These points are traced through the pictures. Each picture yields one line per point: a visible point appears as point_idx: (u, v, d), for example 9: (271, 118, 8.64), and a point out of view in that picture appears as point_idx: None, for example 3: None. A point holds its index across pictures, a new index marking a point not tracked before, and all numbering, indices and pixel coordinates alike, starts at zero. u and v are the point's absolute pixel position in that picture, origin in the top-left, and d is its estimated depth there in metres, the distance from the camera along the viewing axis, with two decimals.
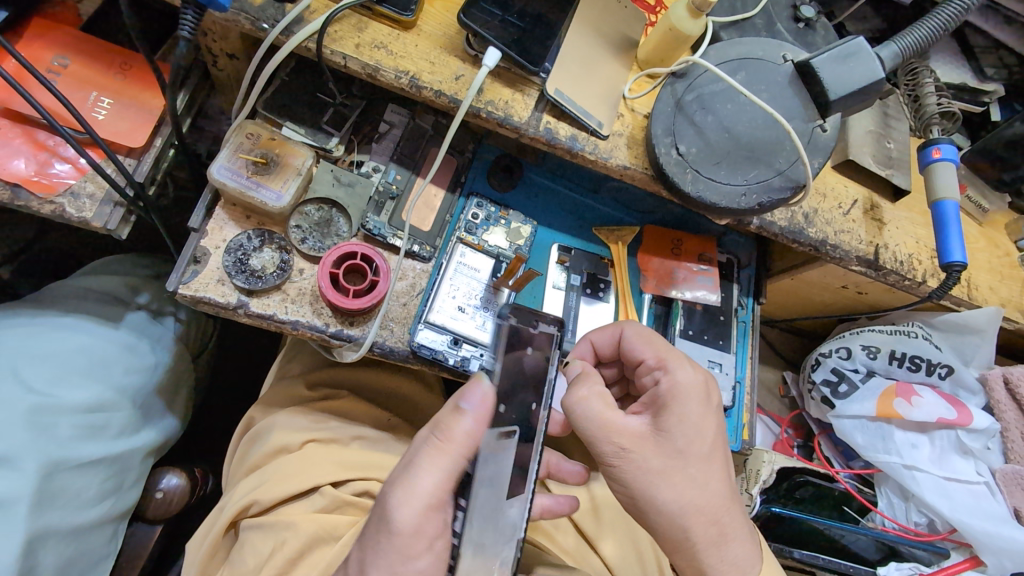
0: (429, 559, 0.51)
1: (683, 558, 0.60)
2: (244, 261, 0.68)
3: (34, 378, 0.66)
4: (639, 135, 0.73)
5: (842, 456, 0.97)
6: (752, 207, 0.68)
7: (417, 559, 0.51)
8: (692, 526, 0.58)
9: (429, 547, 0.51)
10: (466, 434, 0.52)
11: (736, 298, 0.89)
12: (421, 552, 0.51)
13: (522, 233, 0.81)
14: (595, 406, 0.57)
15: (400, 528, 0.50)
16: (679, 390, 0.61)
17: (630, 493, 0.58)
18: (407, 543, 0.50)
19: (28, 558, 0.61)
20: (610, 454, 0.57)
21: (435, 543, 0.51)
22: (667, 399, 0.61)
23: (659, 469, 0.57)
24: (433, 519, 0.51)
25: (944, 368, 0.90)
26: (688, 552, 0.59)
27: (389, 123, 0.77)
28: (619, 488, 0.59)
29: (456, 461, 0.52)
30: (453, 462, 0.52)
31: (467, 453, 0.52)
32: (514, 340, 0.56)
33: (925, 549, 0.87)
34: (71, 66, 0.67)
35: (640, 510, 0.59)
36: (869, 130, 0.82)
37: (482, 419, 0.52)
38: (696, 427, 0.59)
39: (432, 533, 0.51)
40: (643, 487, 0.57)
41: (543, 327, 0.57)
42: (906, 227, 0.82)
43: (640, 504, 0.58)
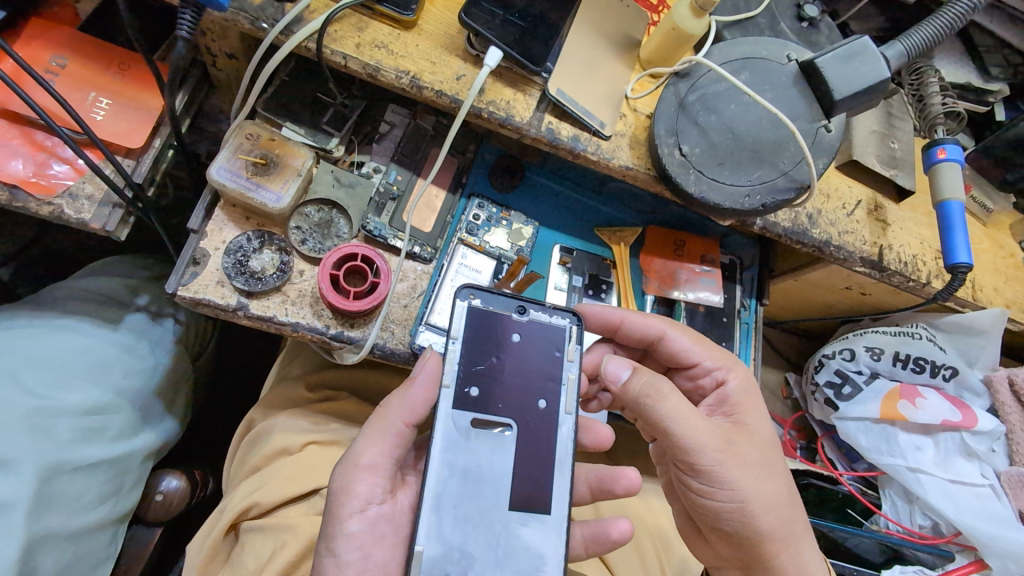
0: (359, 522, 0.56)
1: (780, 561, 0.60)
2: (244, 263, 0.67)
3: (32, 380, 0.66)
4: (642, 135, 0.73)
5: (845, 458, 0.97)
6: (756, 207, 0.68)
7: (346, 520, 0.56)
8: (789, 520, 0.60)
9: (360, 509, 0.56)
10: (401, 401, 0.59)
11: (739, 299, 0.88)
12: (350, 513, 0.56)
13: (524, 234, 0.80)
14: (685, 405, 0.57)
15: (334, 485, 0.57)
16: (745, 388, 0.66)
17: (739, 495, 0.58)
18: (337, 501, 0.56)
19: (27, 562, 0.60)
20: (715, 455, 0.57)
21: (366, 507, 0.56)
22: (738, 396, 0.65)
23: (761, 463, 0.60)
24: (364, 481, 0.56)
25: (948, 370, 0.89)
26: (789, 550, 0.60)
27: (390, 123, 0.77)
28: (726, 493, 0.58)
29: (392, 426, 0.58)
30: (389, 428, 0.58)
31: (404, 420, 0.59)
32: (499, 324, 0.60)
33: (929, 552, 0.86)
34: (69, 67, 0.66)
35: (745, 514, 0.58)
36: (873, 131, 0.82)
37: (420, 388, 0.59)
38: (768, 418, 0.65)
39: (361, 494, 0.56)
40: (751, 484, 0.58)
41: (533, 312, 0.61)
42: (911, 228, 0.82)
43: (749, 507, 0.58)
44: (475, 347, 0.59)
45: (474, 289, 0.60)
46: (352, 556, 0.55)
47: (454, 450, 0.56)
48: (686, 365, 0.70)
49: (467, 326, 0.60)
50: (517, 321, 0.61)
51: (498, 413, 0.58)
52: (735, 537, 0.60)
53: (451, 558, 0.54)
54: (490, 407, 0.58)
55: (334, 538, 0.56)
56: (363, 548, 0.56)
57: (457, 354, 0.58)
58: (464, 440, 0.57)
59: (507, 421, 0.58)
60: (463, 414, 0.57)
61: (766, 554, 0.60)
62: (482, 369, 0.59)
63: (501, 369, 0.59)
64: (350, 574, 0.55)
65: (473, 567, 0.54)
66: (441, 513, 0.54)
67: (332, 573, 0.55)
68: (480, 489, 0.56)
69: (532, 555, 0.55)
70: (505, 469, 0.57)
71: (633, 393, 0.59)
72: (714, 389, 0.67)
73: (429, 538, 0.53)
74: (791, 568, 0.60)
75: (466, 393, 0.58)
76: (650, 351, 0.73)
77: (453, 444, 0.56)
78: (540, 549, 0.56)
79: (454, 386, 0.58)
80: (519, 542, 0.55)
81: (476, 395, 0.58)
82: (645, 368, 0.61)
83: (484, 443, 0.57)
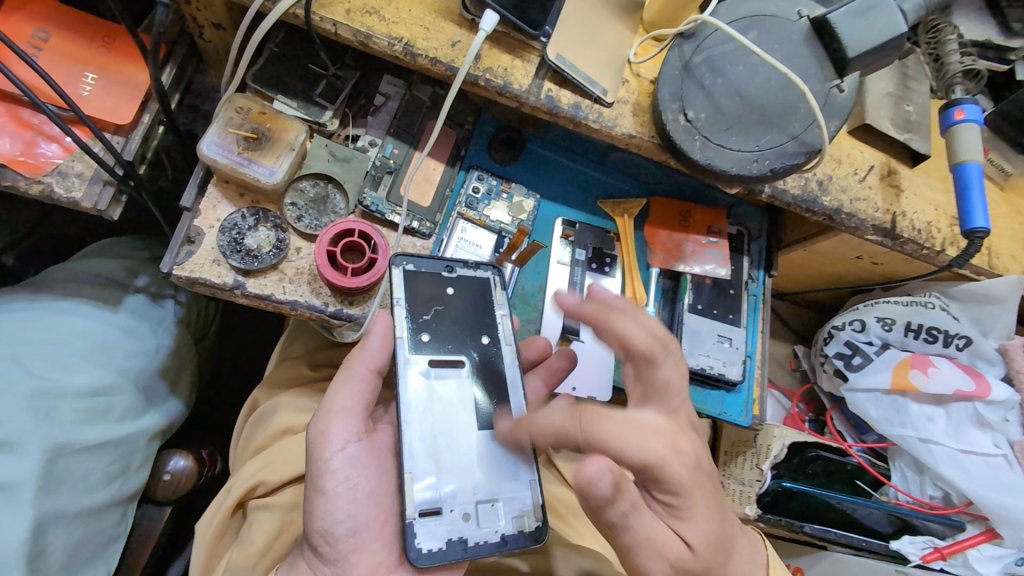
0: (342, 460, 0.57)
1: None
2: (239, 241, 0.66)
3: (34, 363, 0.66)
4: (645, 102, 0.70)
5: (855, 431, 0.95)
6: (764, 173, 0.65)
7: (330, 460, 0.56)
8: None
9: (341, 448, 0.57)
10: (360, 352, 0.59)
11: (746, 271, 0.87)
12: (334, 453, 0.56)
13: (525, 207, 0.78)
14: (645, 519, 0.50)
15: (311, 433, 0.57)
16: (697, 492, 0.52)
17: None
18: (316, 446, 0.57)
19: (37, 541, 0.61)
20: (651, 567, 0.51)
21: (347, 445, 0.57)
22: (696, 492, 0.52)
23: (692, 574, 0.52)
24: (340, 424, 0.57)
25: (962, 339, 0.87)
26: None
27: (385, 95, 0.74)
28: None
29: (358, 372, 0.59)
30: (355, 375, 0.58)
31: (367, 365, 0.59)
32: (433, 279, 0.64)
33: (939, 522, 0.85)
34: (52, 40, 0.65)
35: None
36: (887, 93, 0.79)
37: (377, 336, 0.60)
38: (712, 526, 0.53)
39: (339, 436, 0.57)
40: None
41: (460, 270, 0.65)
42: (925, 193, 0.79)
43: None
44: (415, 302, 0.63)
45: (408, 256, 0.64)
46: (342, 489, 0.56)
47: (418, 388, 0.59)
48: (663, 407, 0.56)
49: (405, 287, 0.63)
50: (448, 278, 0.65)
51: (450, 351, 0.62)
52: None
53: (441, 476, 0.58)
54: (443, 348, 0.62)
55: (320, 478, 0.56)
56: (350, 481, 0.57)
57: (403, 307, 0.62)
58: (425, 379, 0.60)
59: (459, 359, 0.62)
60: (421, 357, 0.61)
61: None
62: (429, 318, 0.62)
63: (444, 319, 0.63)
64: (343, 505, 0.56)
65: (464, 479, 0.58)
66: (422, 440, 0.58)
67: (324, 510, 0.56)
68: (453, 413, 0.60)
69: (509, 464, 0.60)
70: (467, 395, 0.61)
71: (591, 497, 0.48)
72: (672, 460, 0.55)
73: (414, 462, 0.57)
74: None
75: (417, 339, 0.61)
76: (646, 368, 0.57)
77: (417, 381, 0.60)
78: (517, 458, 0.60)
79: (409, 335, 0.61)
80: (498, 456, 0.60)
81: (427, 340, 0.62)
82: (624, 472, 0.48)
83: (446, 378, 0.61)
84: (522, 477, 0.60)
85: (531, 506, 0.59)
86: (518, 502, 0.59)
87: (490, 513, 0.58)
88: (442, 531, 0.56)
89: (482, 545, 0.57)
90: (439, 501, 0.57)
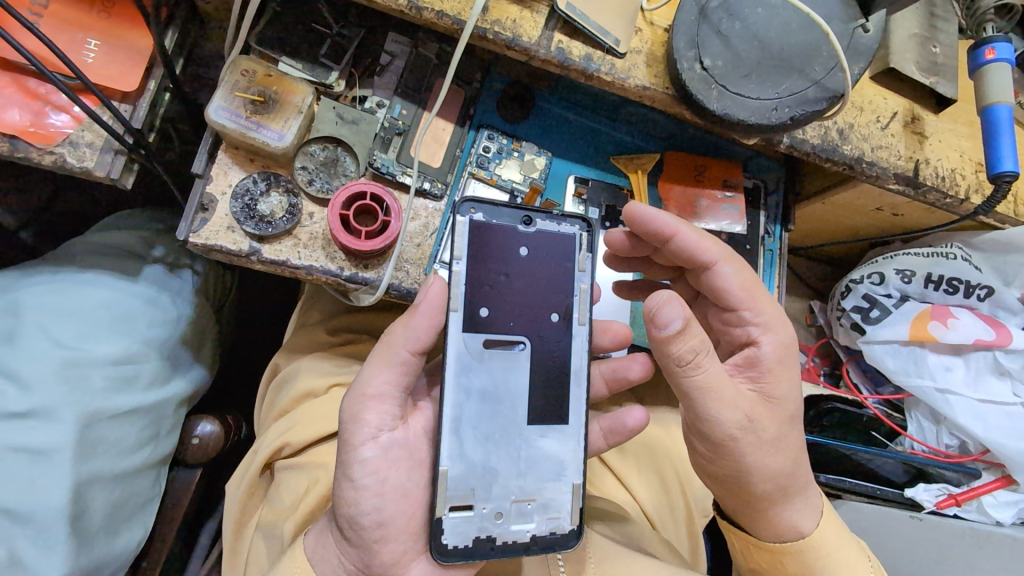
0: (373, 449, 0.54)
1: (767, 518, 0.60)
2: (252, 207, 0.66)
3: (62, 333, 0.68)
4: (659, 51, 0.67)
5: (870, 383, 0.96)
6: (784, 121, 0.63)
7: (359, 447, 0.54)
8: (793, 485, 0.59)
9: (373, 436, 0.55)
10: (404, 328, 0.55)
11: (763, 225, 0.85)
12: (362, 441, 0.54)
13: (536, 165, 0.77)
14: (716, 377, 0.55)
15: (344, 414, 0.56)
16: (780, 353, 0.60)
17: (744, 467, 0.57)
18: (348, 430, 0.55)
19: (78, 502, 0.64)
20: (731, 432, 0.56)
21: (378, 434, 0.55)
22: (771, 365, 0.60)
23: (773, 441, 0.58)
24: (374, 411, 0.55)
25: (983, 290, 0.86)
26: (778, 514, 0.59)
27: (391, 54, 0.73)
28: (729, 462, 0.57)
29: (397, 355, 0.56)
30: (394, 356, 0.56)
31: (408, 348, 0.56)
32: (503, 238, 0.58)
33: (954, 469, 0.84)
34: (52, 6, 0.63)
35: (745, 479, 0.58)
36: (913, 33, 0.75)
37: (423, 315, 0.55)
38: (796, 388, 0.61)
39: (372, 423, 0.55)
40: (760, 461, 0.57)
41: (539, 222, 0.59)
42: (951, 139, 0.76)
43: (752, 475, 0.57)
44: (480, 264, 0.58)
45: (476, 204, 0.58)
46: (368, 481, 0.54)
47: (466, 372, 0.57)
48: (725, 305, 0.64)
49: (468, 243, 0.58)
50: (524, 233, 0.59)
51: (509, 331, 0.58)
52: (728, 489, 0.60)
53: (475, 474, 0.56)
54: (502, 326, 0.58)
55: (348, 464, 0.54)
56: (380, 472, 0.54)
57: (463, 275, 0.57)
58: (478, 362, 0.57)
59: (520, 339, 0.59)
60: (475, 336, 0.57)
61: (757, 511, 0.59)
62: (489, 289, 0.58)
63: (508, 287, 0.58)
64: (369, 498, 0.53)
65: (498, 479, 0.57)
66: (462, 434, 0.56)
67: (352, 498, 0.54)
68: (498, 406, 0.57)
69: (553, 463, 0.58)
70: (518, 385, 0.58)
71: (673, 353, 0.53)
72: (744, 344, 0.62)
73: (451, 457, 0.55)
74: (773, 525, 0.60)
75: (477, 313, 0.57)
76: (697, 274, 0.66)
77: (466, 367, 0.57)
78: (561, 457, 0.59)
79: (463, 310, 0.57)
80: (540, 453, 0.58)
81: (485, 315, 0.58)
82: (695, 329, 0.53)
83: (498, 362, 0.58)
84: (560, 479, 0.58)
85: (568, 509, 0.58)
86: (553, 505, 0.58)
87: (522, 515, 0.57)
88: (470, 529, 0.55)
89: (510, 545, 0.56)
90: (471, 500, 0.56)
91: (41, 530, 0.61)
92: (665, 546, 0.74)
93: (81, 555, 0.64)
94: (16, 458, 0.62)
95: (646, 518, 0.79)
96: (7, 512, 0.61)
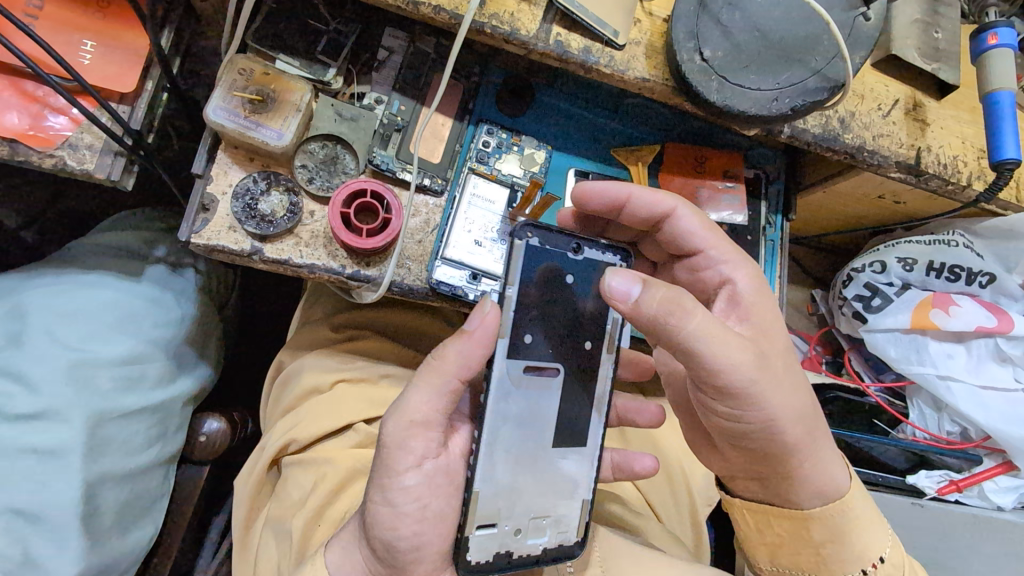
0: (416, 476, 0.54)
1: (801, 475, 0.58)
2: (253, 206, 0.66)
3: (67, 335, 0.68)
4: (658, 42, 0.67)
5: (872, 370, 0.96)
6: (784, 112, 0.63)
7: (402, 474, 0.54)
8: (810, 428, 0.57)
9: (416, 463, 0.54)
10: (456, 355, 0.54)
11: (764, 216, 0.85)
12: (406, 468, 0.54)
13: (537, 159, 0.77)
14: (708, 320, 0.52)
15: (387, 440, 0.54)
16: (756, 286, 0.60)
17: (769, 415, 0.55)
18: (392, 455, 0.54)
19: (89, 501, 0.64)
20: (748, 377, 0.53)
21: (422, 461, 0.54)
22: (750, 296, 0.59)
23: (780, 379, 0.56)
24: (418, 437, 0.54)
25: (985, 277, 0.86)
26: (811, 463, 0.58)
27: (388, 49, 0.72)
28: (756, 413, 0.55)
29: (447, 381, 0.54)
30: (445, 383, 0.54)
31: (458, 375, 0.54)
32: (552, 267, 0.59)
33: (956, 456, 0.87)
34: (47, 8, 0.63)
35: (773, 432, 0.56)
36: (915, 19, 0.74)
37: (477, 342, 0.54)
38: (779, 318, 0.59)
39: (417, 451, 0.54)
40: (781, 402, 0.54)
41: (587, 252, 0.60)
42: (952, 126, 0.76)
43: (778, 425, 0.55)
44: (525, 289, 0.58)
45: (533, 228, 0.57)
46: (409, 507, 0.54)
47: (506, 399, 0.57)
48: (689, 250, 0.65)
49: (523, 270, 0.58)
50: (572, 261, 0.60)
51: (549, 358, 0.59)
52: (755, 453, 0.58)
53: (502, 495, 0.57)
54: (543, 353, 0.58)
55: (389, 490, 0.54)
56: (420, 499, 0.54)
57: (514, 300, 0.57)
58: (518, 388, 0.57)
59: (556, 366, 0.60)
60: (517, 362, 0.57)
61: (789, 468, 0.57)
62: (535, 317, 0.58)
63: (552, 314, 0.59)
64: (408, 524, 0.54)
65: (522, 498, 0.57)
66: (496, 457, 0.57)
67: (390, 522, 0.54)
68: (531, 432, 0.58)
69: (570, 482, 0.60)
70: (552, 411, 0.59)
71: (649, 313, 0.52)
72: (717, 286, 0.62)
73: (484, 480, 0.56)
74: (806, 479, 0.58)
75: (521, 340, 0.58)
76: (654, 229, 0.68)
77: (507, 394, 0.57)
78: (576, 477, 0.60)
79: (510, 336, 0.57)
80: (560, 472, 0.60)
81: (529, 341, 0.58)
82: (656, 281, 0.52)
83: (536, 388, 0.58)
84: (574, 495, 0.60)
85: (575, 523, 0.60)
86: (565, 519, 0.60)
87: (538, 529, 0.58)
88: (493, 546, 0.56)
89: (525, 558, 0.58)
90: (495, 518, 0.56)
91: (54, 529, 0.62)
92: (670, 538, 0.75)
93: (93, 553, 0.64)
94: (27, 459, 0.63)
95: (652, 510, 0.80)
96: (20, 512, 0.62)
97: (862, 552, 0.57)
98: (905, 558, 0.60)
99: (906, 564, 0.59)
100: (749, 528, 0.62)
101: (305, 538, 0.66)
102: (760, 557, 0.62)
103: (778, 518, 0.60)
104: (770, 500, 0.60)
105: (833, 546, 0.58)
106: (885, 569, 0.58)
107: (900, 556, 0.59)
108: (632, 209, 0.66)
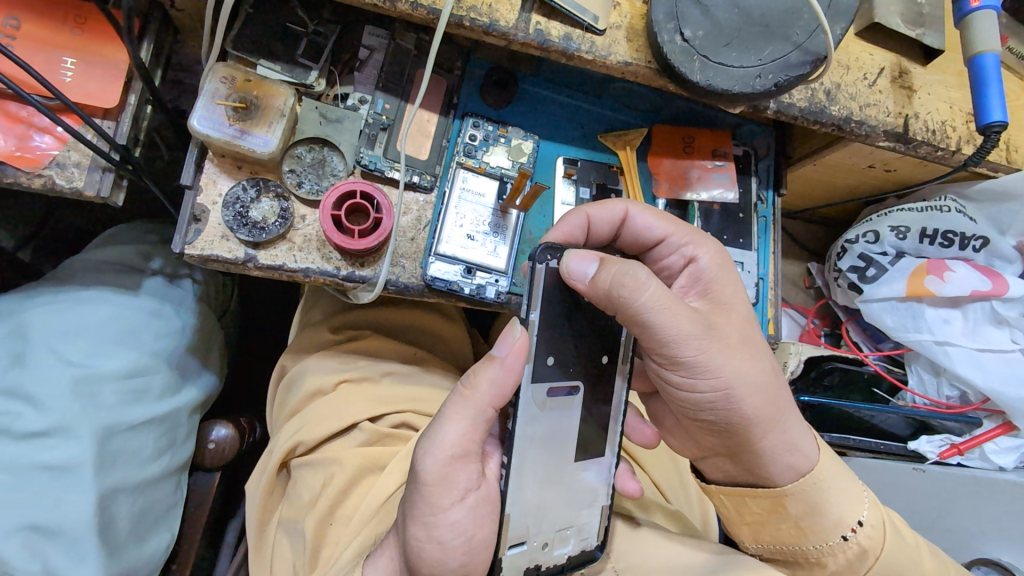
0: (461, 510, 0.53)
1: (768, 443, 0.59)
2: (244, 214, 0.66)
3: (70, 352, 0.69)
4: (639, 25, 0.67)
5: (870, 340, 0.97)
6: (768, 88, 0.62)
7: (447, 510, 0.53)
8: (773, 398, 0.59)
9: (460, 498, 0.54)
10: (491, 384, 0.54)
11: (755, 192, 0.86)
12: (450, 503, 0.53)
13: (524, 150, 0.76)
14: (661, 290, 0.53)
15: (427, 475, 0.53)
16: (717, 262, 0.63)
17: (723, 383, 0.56)
18: (436, 492, 0.53)
19: (103, 513, 0.65)
20: (697, 346, 0.55)
21: (465, 494, 0.54)
22: (712, 272, 0.62)
23: (745, 343, 0.58)
24: (461, 471, 0.54)
25: (979, 241, 0.85)
26: (776, 431, 0.59)
27: (368, 48, 0.72)
28: (709, 382, 0.56)
29: (483, 410, 0.55)
30: (479, 412, 0.54)
31: (493, 403, 0.55)
32: None
33: (957, 421, 0.87)
34: (24, 27, 0.63)
35: (730, 402, 0.57)
36: None
37: (510, 368, 0.54)
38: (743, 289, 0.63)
39: (461, 485, 0.54)
40: (735, 368, 0.56)
41: None
42: (939, 91, 0.76)
43: (734, 394, 0.57)
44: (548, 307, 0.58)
45: (553, 250, 0.57)
46: (457, 541, 0.53)
47: (532, 423, 0.57)
48: (651, 245, 0.65)
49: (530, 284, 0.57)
50: None
51: (569, 376, 0.59)
52: (717, 427, 0.59)
53: (531, 514, 0.57)
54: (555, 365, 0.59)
55: (434, 526, 0.53)
56: (466, 532, 0.54)
57: (537, 325, 0.57)
58: (541, 410, 0.57)
59: (575, 382, 0.60)
60: (540, 384, 0.57)
61: (754, 440, 0.58)
62: (557, 339, 0.58)
63: (563, 328, 0.58)
64: (456, 555, 0.54)
65: (548, 513, 0.58)
66: (524, 478, 0.57)
67: (439, 558, 0.53)
68: (562, 453, 0.59)
69: (590, 492, 0.61)
70: (574, 429, 0.60)
71: (605, 287, 0.53)
72: (683, 268, 0.64)
73: (514, 502, 0.56)
74: (774, 448, 0.59)
75: (545, 362, 0.57)
76: (614, 243, 0.67)
77: (533, 418, 0.57)
78: (596, 486, 0.61)
79: (536, 360, 0.57)
80: (583, 485, 0.61)
81: (553, 362, 0.58)
82: (611, 258, 0.55)
83: (557, 406, 0.58)
84: (594, 503, 0.61)
85: (596, 528, 0.61)
86: (587, 527, 0.61)
87: (563, 539, 0.59)
88: (523, 562, 0.57)
89: (551, 568, 0.59)
90: (525, 536, 0.57)
91: (71, 542, 0.63)
92: (673, 518, 0.76)
93: (112, 563, 0.66)
94: (41, 476, 0.64)
95: (658, 490, 0.80)
96: (37, 527, 0.63)
97: (839, 518, 0.58)
98: (885, 517, 0.61)
99: (886, 521, 0.61)
100: (729, 511, 0.64)
101: (318, 537, 0.67)
102: (746, 538, 0.64)
103: (753, 497, 0.61)
104: (743, 477, 0.62)
105: (810, 518, 0.59)
106: (865, 532, 0.59)
107: (879, 516, 0.60)
108: (597, 229, 0.64)
